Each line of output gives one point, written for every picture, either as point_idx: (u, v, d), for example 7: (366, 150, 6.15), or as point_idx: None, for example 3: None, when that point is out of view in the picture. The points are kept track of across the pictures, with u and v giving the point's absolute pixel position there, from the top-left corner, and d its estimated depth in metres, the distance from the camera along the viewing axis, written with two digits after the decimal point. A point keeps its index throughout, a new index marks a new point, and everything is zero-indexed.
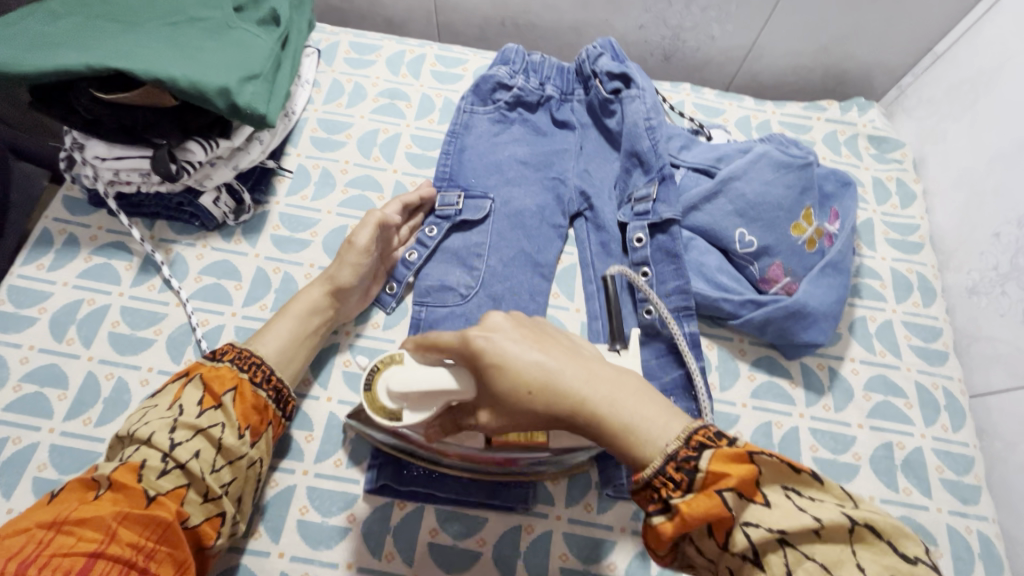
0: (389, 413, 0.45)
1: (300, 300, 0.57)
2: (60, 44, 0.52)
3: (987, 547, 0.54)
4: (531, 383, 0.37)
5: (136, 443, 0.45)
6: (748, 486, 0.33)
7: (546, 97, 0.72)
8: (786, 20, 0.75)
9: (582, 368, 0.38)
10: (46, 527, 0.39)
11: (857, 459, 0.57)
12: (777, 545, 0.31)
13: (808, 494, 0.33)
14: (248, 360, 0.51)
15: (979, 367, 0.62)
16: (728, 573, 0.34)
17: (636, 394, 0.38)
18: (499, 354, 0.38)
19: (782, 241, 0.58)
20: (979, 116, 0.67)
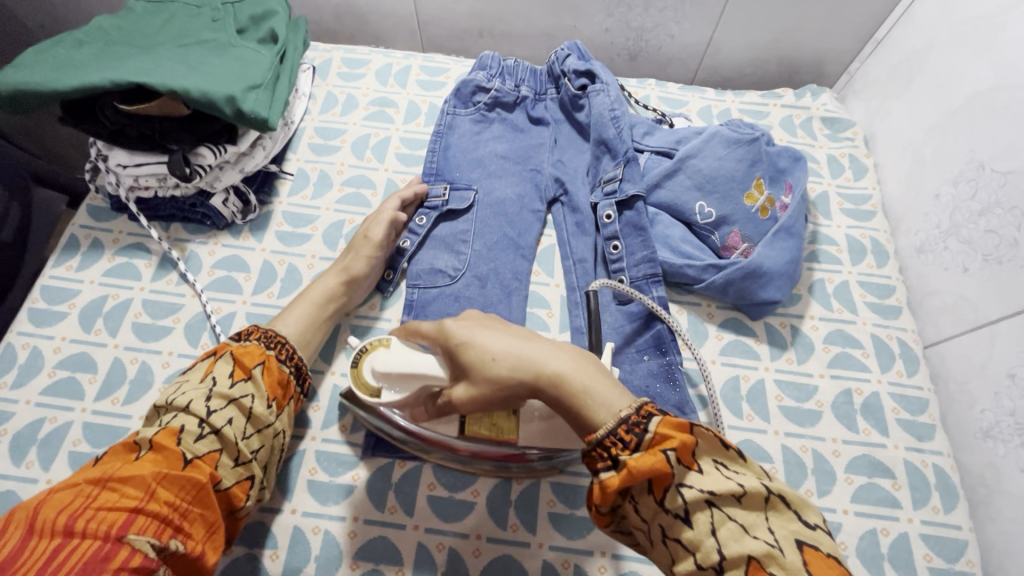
0: (372, 390, 0.51)
1: (315, 288, 0.63)
2: (85, 66, 0.59)
3: (942, 478, 0.58)
4: (490, 359, 0.43)
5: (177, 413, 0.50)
6: (686, 453, 0.39)
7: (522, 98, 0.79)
8: (737, 17, 0.82)
9: (549, 346, 0.44)
10: (93, 484, 0.44)
11: (819, 405, 0.62)
12: (706, 505, 0.38)
13: (732, 467, 0.40)
14: (274, 340, 0.57)
15: (930, 318, 0.67)
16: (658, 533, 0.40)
17: (590, 375, 0.43)
18: (468, 335, 0.45)
19: (737, 209, 0.64)
20: (915, 91, 0.73)
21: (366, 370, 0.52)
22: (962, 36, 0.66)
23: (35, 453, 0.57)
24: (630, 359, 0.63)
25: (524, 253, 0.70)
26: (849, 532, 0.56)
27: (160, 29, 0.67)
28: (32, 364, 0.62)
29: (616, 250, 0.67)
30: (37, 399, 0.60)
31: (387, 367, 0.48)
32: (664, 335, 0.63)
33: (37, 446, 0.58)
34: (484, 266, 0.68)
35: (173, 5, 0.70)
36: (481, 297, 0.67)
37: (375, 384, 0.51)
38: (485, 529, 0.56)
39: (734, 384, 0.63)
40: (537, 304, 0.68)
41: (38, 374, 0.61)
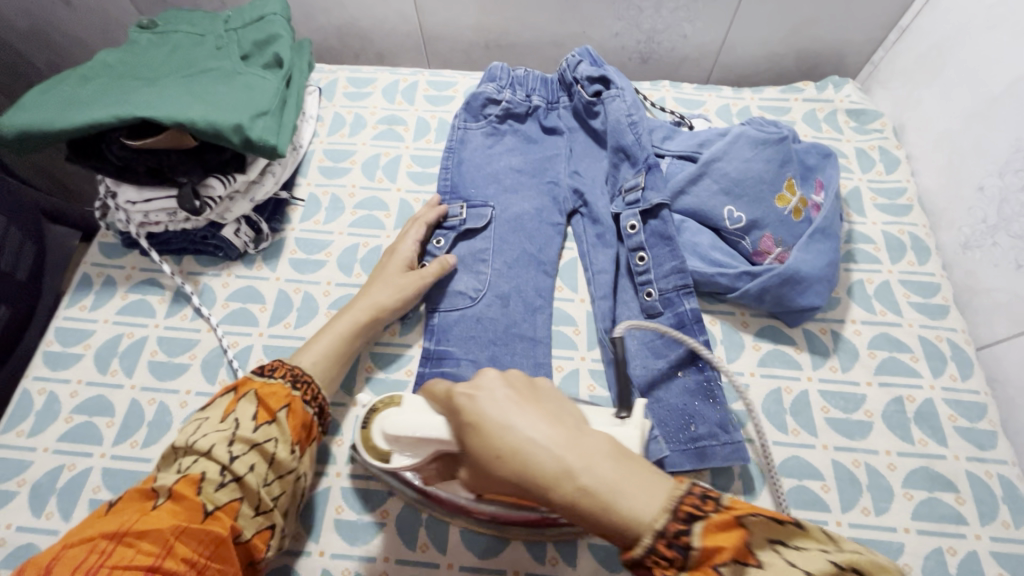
0: (380, 453, 0.51)
1: (343, 321, 0.60)
2: (89, 103, 0.58)
3: (1010, 490, 0.54)
4: (497, 452, 0.34)
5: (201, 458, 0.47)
6: (742, 554, 0.31)
7: (534, 109, 0.77)
8: (752, 13, 0.79)
9: (570, 435, 0.34)
10: (107, 538, 0.41)
11: (869, 416, 0.59)
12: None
13: (796, 543, 0.31)
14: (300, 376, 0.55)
15: (982, 317, 0.63)
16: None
17: (618, 480, 0.32)
18: (477, 414, 0.35)
19: (769, 213, 0.61)
20: (949, 79, 0.69)
21: (376, 433, 0.49)
22: (998, 19, 0.63)
23: (55, 503, 0.56)
24: (664, 376, 0.60)
25: (545, 269, 0.67)
26: (914, 553, 0.52)
27: (164, 61, 0.65)
28: (49, 410, 0.60)
29: (642, 261, 0.64)
30: (55, 446, 0.58)
31: (398, 431, 0.45)
32: (701, 349, 0.59)
33: (57, 496, 0.56)
34: (506, 285, 0.66)
35: (176, 36, 0.69)
36: (504, 317, 0.64)
37: (384, 447, 0.49)
38: (522, 565, 0.53)
39: (776, 397, 0.60)
40: (562, 321, 0.65)
41: (55, 420, 0.60)
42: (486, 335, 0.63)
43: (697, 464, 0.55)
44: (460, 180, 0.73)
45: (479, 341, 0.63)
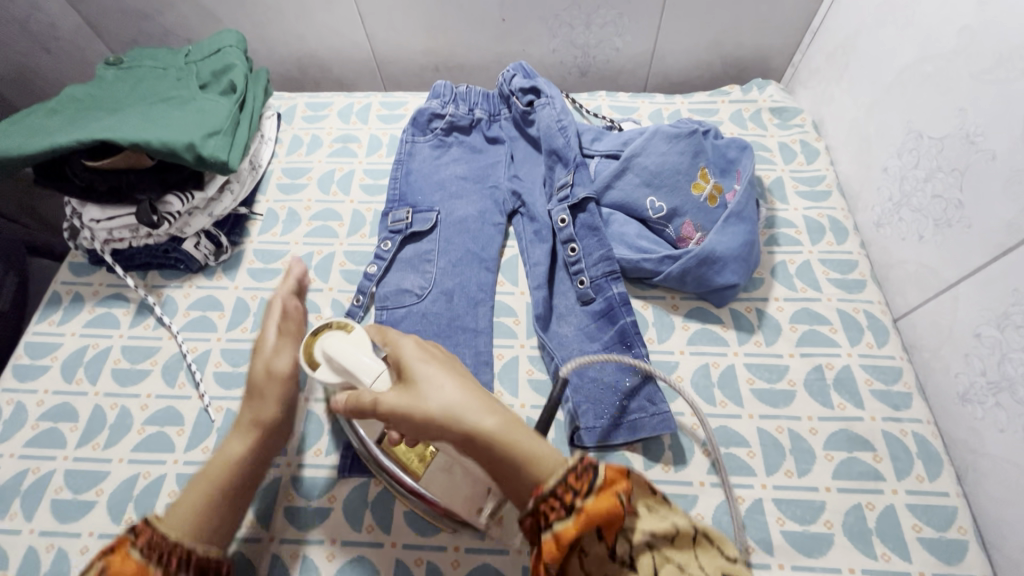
0: (312, 359, 0.52)
1: (256, 369, 0.55)
2: (54, 131, 0.63)
3: (925, 446, 0.57)
4: (427, 413, 0.43)
5: (151, 529, 0.43)
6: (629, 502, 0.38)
7: (477, 121, 0.82)
8: (674, 25, 0.86)
9: (483, 399, 0.44)
10: None
11: (791, 385, 0.62)
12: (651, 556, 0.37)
13: (662, 509, 0.40)
14: (205, 472, 0.50)
15: (897, 289, 0.67)
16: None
17: (521, 429, 0.42)
18: (416, 366, 0.46)
19: (687, 201, 0.66)
20: (852, 73, 0.75)
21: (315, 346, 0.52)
22: (885, 16, 0.69)
23: (19, 505, 0.58)
24: (598, 358, 0.63)
25: (487, 265, 0.72)
26: (835, 510, 0.55)
27: (127, 93, 0.71)
28: (17, 418, 0.64)
29: (574, 252, 0.68)
30: (21, 452, 0.61)
31: (334, 350, 0.49)
32: (628, 329, 0.63)
33: (21, 497, 0.59)
34: (450, 282, 0.70)
35: (140, 70, 0.75)
36: (448, 311, 0.68)
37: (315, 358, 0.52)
38: (463, 540, 0.55)
39: (704, 371, 0.63)
40: (504, 313, 0.69)
41: (22, 428, 0.63)
42: (430, 329, 0.67)
43: (635, 435, 0.58)
44: (408, 189, 0.78)
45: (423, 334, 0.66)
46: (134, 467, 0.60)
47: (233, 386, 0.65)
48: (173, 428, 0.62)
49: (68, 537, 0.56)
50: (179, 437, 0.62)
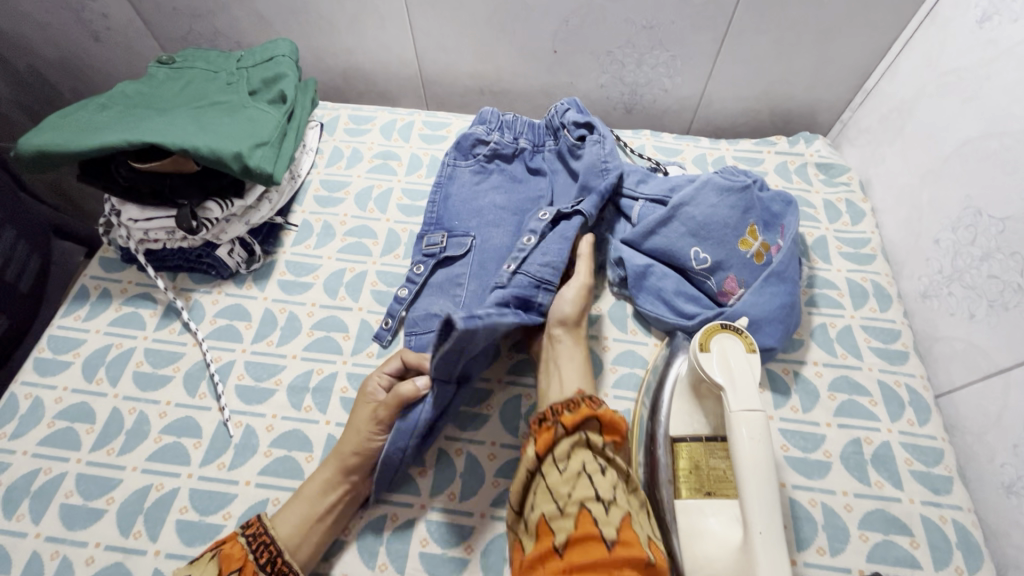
0: (700, 344, 0.54)
1: (361, 412, 0.59)
2: (104, 127, 0.63)
3: (965, 536, 0.55)
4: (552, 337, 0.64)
5: (261, 528, 0.52)
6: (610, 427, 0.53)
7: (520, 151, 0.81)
8: (726, 72, 0.85)
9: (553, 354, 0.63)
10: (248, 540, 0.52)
11: (827, 456, 0.60)
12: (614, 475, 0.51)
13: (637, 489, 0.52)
14: (301, 496, 0.55)
15: (942, 365, 0.65)
16: (578, 468, 0.50)
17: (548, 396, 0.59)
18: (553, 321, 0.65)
19: (733, 255, 0.65)
20: (907, 138, 0.74)
21: (714, 347, 0.53)
22: (948, 87, 0.67)
23: (27, 506, 0.57)
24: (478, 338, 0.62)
25: None
26: None
27: (178, 93, 0.71)
28: (33, 413, 0.63)
29: (530, 242, 0.66)
30: (34, 450, 0.60)
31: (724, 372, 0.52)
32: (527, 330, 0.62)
33: (30, 498, 0.57)
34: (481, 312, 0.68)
35: (191, 71, 0.75)
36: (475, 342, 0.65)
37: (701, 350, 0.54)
38: None
39: None
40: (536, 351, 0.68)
41: (37, 424, 0.62)
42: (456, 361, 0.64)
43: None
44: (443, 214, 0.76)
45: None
46: (147, 478, 0.59)
47: (253, 401, 0.64)
48: (190, 440, 0.61)
49: (74, 545, 0.55)
50: (195, 449, 0.60)
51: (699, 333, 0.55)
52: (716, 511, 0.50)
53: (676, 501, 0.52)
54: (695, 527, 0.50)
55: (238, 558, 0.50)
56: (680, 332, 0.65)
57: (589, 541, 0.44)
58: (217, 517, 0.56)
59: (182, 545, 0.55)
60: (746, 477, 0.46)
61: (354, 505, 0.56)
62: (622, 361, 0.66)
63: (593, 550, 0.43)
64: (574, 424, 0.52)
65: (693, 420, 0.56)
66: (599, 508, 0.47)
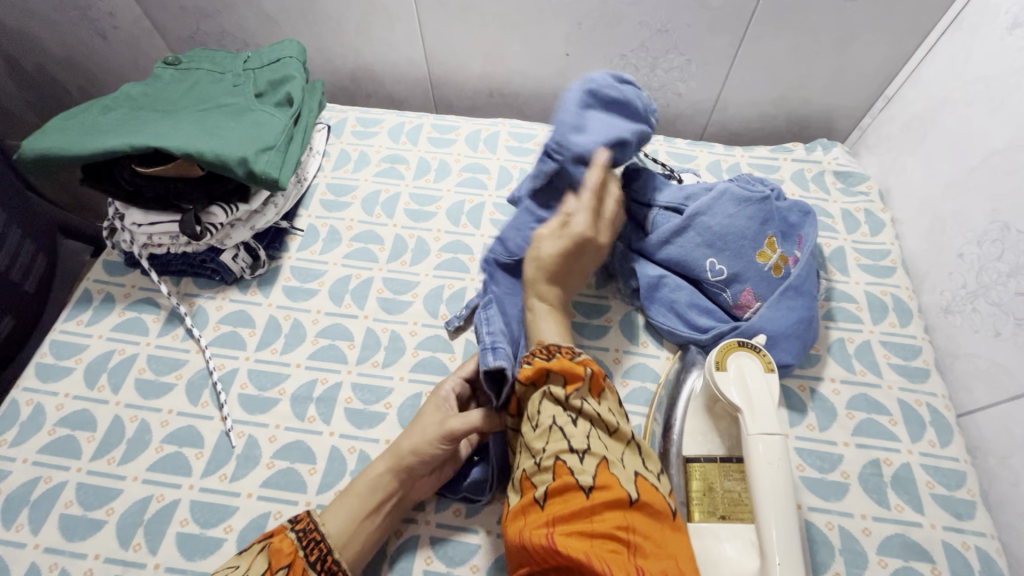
0: (716, 362, 0.53)
1: (428, 414, 0.57)
2: (107, 131, 0.62)
3: (988, 564, 0.53)
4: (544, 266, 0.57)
5: (310, 521, 0.51)
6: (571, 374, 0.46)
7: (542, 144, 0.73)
8: (742, 77, 0.83)
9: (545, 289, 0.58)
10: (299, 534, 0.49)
11: (845, 477, 0.58)
12: (590, 424, 0.45)
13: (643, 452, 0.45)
14: (352, 491, 0.53)
15: (964, 384, 0.63)
16: (549, 421, 0.45)
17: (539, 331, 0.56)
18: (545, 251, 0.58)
19: (749, 268, 0.63)
20: (930, 148, 0.72)
21: (730, 366, 0.52)
22: (975, 95, 0.65)
23: (26, 516, 0.56)
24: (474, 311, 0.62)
25: None
26: None
27: (183, 96, 0.70)
28: (34, 420, 0.62)
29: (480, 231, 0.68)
30: (35, 458, 0.59)
31: (741, 392, 0.50)
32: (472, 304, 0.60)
33: (29, 508, 0.56)
34: None
35: (197, 72, 0.74)
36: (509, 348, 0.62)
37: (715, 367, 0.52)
38: None
39: None
40: None
41: (38, 432, 0.61)
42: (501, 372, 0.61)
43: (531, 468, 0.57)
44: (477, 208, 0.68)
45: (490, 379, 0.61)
46: (147, 488, 0.58)
47: (256, 411, 0.62)
48: (191, 450, 0.60)
49: (73, 557, 0.54)
50: (197, 460, 0.59)
51: (715, 350, 0.53)
52: (731, 536, 0.48)
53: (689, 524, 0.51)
54: (708, 553, 0.48)
55: (288, 554, 0.47)
56: (693, 345, 0.63)
57: (567, 492, 0.41)
58: (218, 530, 0.55)
59: (182, 559, 0.54)
60: (763, 502, 0.44)
61: (399, 511, 0.54)
62: (634, 375, 0.64)
63: (571, 500, 0.40)
64: (534, 378, 0.48)
65: (706, 440, 0.55)
66: (574, 459, 0.42)
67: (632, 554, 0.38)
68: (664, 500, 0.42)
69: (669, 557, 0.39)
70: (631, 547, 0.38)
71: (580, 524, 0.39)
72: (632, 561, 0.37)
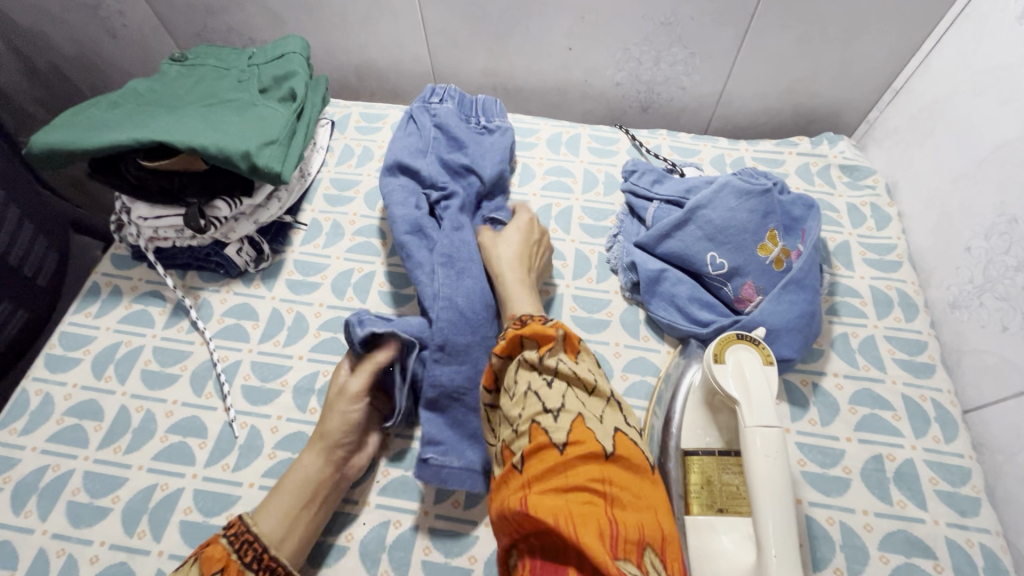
0: (714, 354, 0.52)
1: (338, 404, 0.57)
2: (114, 125, 0.63)
3: (993, 561, 0.52)
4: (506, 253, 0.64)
5: (244, 525, 0.49)
6: (541, 334, 0.48)
7: (500, 128, 0.77)
8: (747, 70, 0.82)
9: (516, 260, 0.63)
10: (230, 540, 0.48)
11: (847, 472, 0.57)
12: (567, 383, 0.45)
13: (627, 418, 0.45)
14: (284, 485, 0.53)
15: (971, 380, 0.62)
16: (525, 387, 0.45)
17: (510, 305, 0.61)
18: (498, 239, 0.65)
19: (751, 261, 0.62)
20: (939, 140, 0.71)
21: (729, 358, 0.52)
22: (984, 86, 0.64)
23: (35, 502, 0.57)
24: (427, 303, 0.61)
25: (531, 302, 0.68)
26: None
27: (189, 91, 0.71)
28: (43, 410, 0.63)
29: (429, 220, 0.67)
30: (43, 446, 0.61)
31: (741, 384, 0.50)
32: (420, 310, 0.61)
33: (38, 495, 0.58)
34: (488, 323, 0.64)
35: (203, 69, 0.74)
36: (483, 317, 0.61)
37: (712, 358, 0.52)
38: None
39: None
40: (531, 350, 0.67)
41: (46, 421, 0.62)
42: (472, 345, 0.59)
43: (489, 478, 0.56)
44: (420, 179, 0.70)
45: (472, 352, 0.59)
46: (152, 477, 0.59)
47: (258, 402, 0.63)
48: (195, 440, 0.61)
49: (79, 543, 0.55)
50: (200, 450, 0.60)
51: (712, 343, 0.53)
52: (729, 530, 0.48)
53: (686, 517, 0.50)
54: (706, 546, 0.48)
55: (219, 560, 0.46)
56: (693, 339, 0.63)
57: (542, 450, 0.40)
58: (221, 518, 0.56)
59: (186, 546, 0.55)
60: (761, 496, 0.44)
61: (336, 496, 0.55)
62: (634, 369, 0.64)
63: (549, 454, 0.39)
64: (509, 350, 0.49)
65: (705, 434, 0.54)
66: (549, 419, 0.42)
67: (610, 504, 0.37)
68: (642, 455, 0.42)
69: (649, 508, 0.39)
70: (607, 498, 0.37)
71: (556, 479, 0.38)
72: (609, 512, 0.36)
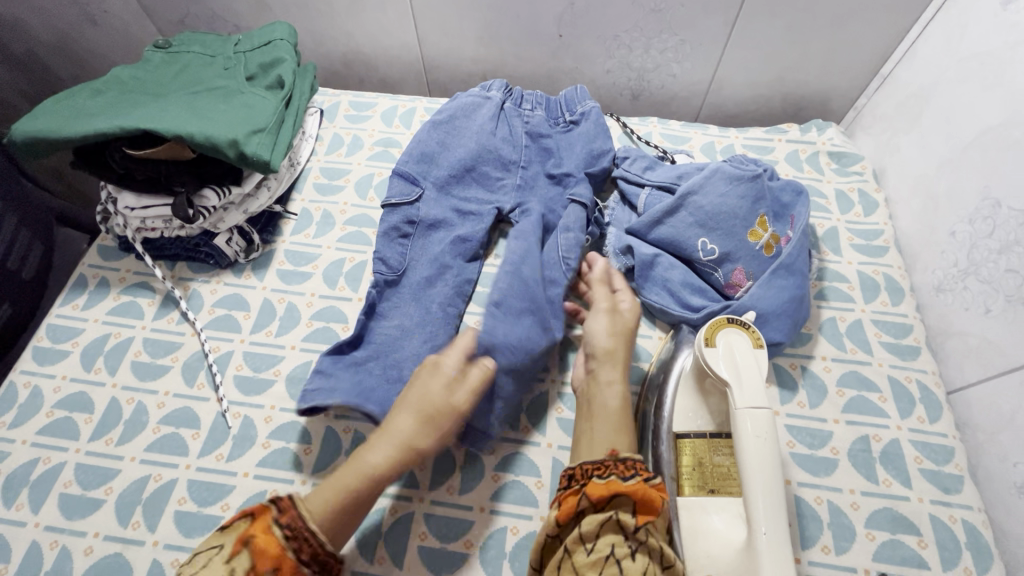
0: (706, 339, 0.53)
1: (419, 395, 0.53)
2: (97, 113, 0.62)
3: (975, 537, 0.54)
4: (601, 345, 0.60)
5: (294, 509, 0.45)
6: (644, 504, 0.45)
7: (585, 118, 0.76)
8: (737, 57, 0.82)
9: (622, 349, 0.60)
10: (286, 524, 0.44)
11: (834, 453, 0.58)
12: (648, 556, 0.43)
13: None
14: (341, 482, 0.49)
15: (954, 362, 0.63)
16: (606, 550, 0.43)
17: (615, 416, 0.54)
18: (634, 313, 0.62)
19: (741, 247, 0.63)
20: (925, 126, 0.71)
21: (721, 343, 0.52)
22: (969, 72, 0.65)
23: (26, 495, 0.57)
24: (391, 287, 0.66)
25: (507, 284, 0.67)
26: None
27: (174, 79, 0.70)
28: (32, 403, 0.62)
29: (418, 211, 0.69)
30: (33, 439, 0.60)
31: (732, 365, 0.51)
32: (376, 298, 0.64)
33: (29, 488, 0.57)
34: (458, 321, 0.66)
35: (188, 55, 0.73)
36: (449, 309, 0.66)
37: (704, 342, 0.53)
38: None
39: None
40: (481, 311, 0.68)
41: (36, 414, 0.62)
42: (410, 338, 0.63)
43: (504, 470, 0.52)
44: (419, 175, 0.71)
45: (435, 345, 0.62)
46: (145, 468, 0.58)
47: (252, 392, 0.63)
48: (188, 431, 0.61)
49: (73, 535, 0.55)
50: (194, 441, 0.60)
51: (704, 326, 0.53)
52: (719, 510, 0.49)
53: (677, 498, 0.51)
54: (695, 526, 0.49)
55: (274, 556, 0.42)
56: (685, 324, 0.63)
57: None
58: (215, 508, 0.56)
59: (181, 536, 0.55)
60: (751, 475, 0.45)
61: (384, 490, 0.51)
62: None
63: None
64: (602, 500, 0.46)
65: (696, 417, 0.55)
66: None
67: None
68: None
69: None
70: None
71: None
72: None
